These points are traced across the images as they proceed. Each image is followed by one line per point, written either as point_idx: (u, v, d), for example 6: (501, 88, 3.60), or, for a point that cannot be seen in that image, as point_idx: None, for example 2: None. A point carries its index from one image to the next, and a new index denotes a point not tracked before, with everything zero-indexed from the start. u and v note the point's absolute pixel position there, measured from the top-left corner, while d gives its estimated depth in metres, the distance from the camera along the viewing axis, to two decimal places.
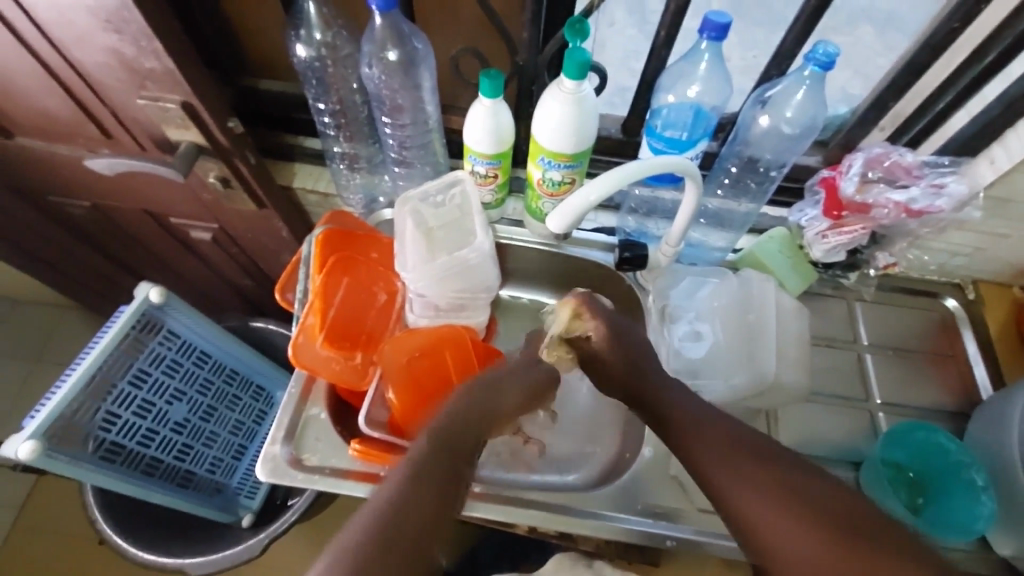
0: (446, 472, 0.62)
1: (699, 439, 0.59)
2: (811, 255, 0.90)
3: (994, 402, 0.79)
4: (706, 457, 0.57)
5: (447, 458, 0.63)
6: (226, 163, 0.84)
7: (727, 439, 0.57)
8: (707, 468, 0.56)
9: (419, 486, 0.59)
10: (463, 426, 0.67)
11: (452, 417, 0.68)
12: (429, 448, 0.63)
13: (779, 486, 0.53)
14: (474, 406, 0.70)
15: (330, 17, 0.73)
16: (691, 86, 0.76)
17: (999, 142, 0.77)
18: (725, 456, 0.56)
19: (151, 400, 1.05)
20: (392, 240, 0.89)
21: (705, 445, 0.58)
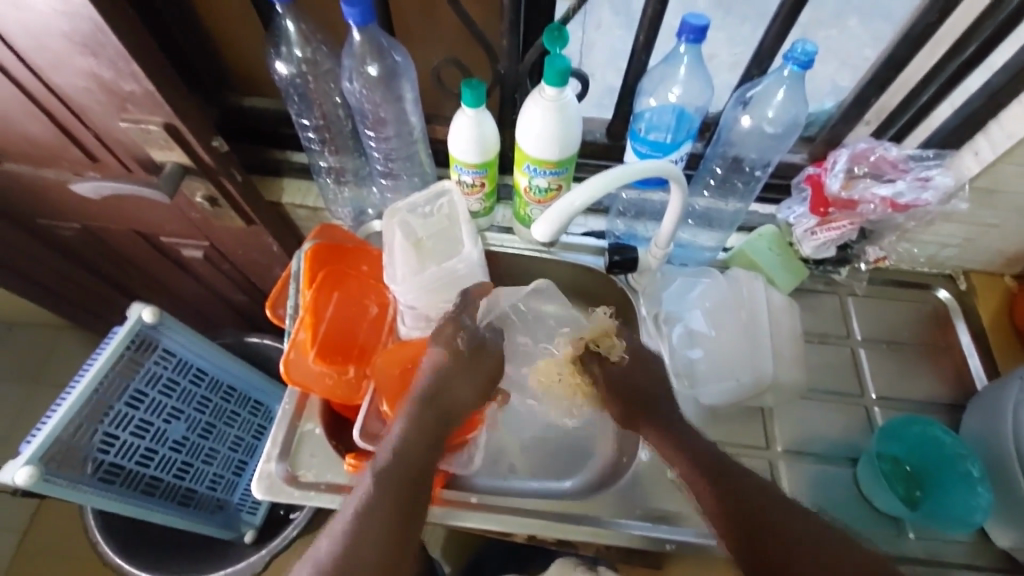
0: (390, 529, 0.59)
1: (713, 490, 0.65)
2: (801, 252, 0.91)
3: (989, 392, 0.79)
4: (714, 508, 0.64)
5: (391, 515, 0.60)
6: (213, 182, 0.84)
7: (740, 495, 0.64)
8: (716, 514, 0.64)
9: (358, 552, 0.57)
10: (422, 440, 0.67)
11: (411, 427, 0.67)
12: (396, 473, 0.63)
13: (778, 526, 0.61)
14: (426, 425, 0.68)
15: (308, 32, 0.73)
16: (672, 89, 0.76)
17: (983, 133, 0.76)
18: (734, 509, 0.63)
19: (148, 420, 1.05)
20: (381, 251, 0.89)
21: (721, 497, 0.64)
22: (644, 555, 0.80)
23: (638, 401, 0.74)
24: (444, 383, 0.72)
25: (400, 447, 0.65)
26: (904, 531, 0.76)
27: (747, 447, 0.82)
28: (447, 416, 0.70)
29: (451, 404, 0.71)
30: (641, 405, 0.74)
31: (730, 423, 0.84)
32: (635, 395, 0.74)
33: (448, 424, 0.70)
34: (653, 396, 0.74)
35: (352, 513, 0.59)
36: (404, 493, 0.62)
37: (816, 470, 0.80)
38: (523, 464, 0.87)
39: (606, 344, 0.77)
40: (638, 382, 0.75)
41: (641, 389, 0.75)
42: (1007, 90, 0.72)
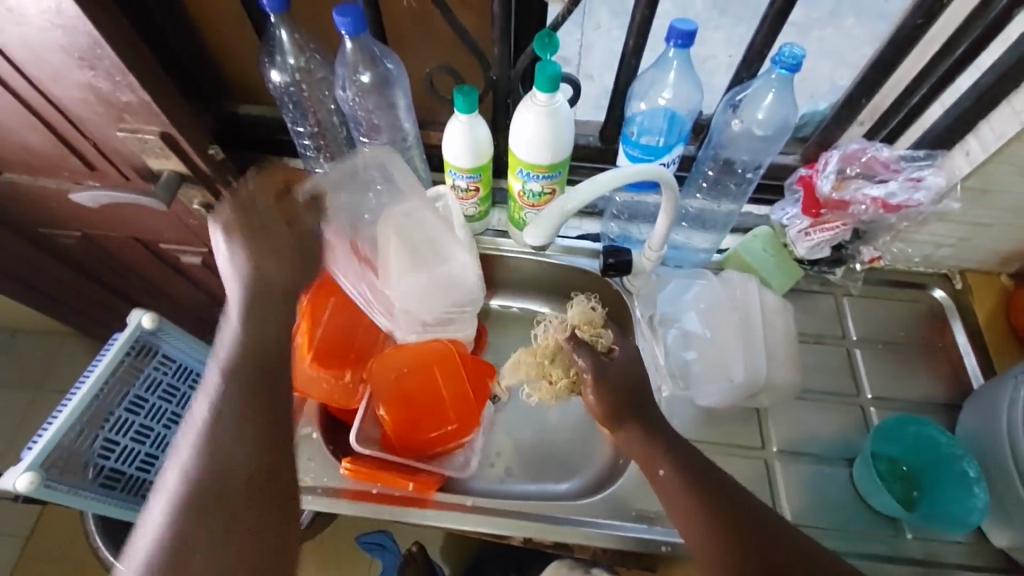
0: (241, 433, 0.57)
1: (682, 490, 0.64)
2: (795, 253, 0.91)
3: (984, 390, 0.79)
4: (690, 522, 0.63)
5: (245, 418, 0.57)
6: (209, 189, 0.85)
7: (717, 497, 0.63)
8: (682, 512, 0.63)
9: (212, 477, 0.54)
10: (261, 325, 0.63)
11: (243, 320, 0.63)
12: (235, 368, 0.60)
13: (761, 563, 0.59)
14: (261, 314, 0.64)
15: (302, 42, 0.74)
16: (662, 93, 0.77)
17: (974, 134, 0.76)
18: (706, 511, 0.62)
19: (148, 426, 1.06)
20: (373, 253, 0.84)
21: (692, 499, 0.63)
22: (639, 557, 0.80)
23: (623, 406, 0.70)
24: (270, 269, 0.67)
25: (233, 355, 0.61)
26: (900, 532, 0.76)
27: (741, 448, 0.82)
28: (277, 298, 0.66)
29: (272, 287, 0.66)
30: (626, 411, 0.70)
31: (725, 424, 0.84)
32: (620, 400, 0.71)
33: (280, 311, 0.66)
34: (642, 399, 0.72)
35: (200, 435, 0.56)
36: (243, 393, 0.59)
37: (812, 470, 0.81)
38: (520, 468, 0.87)
39: (592, 332, 0.78)
40: (630, 386, 0.72)
41: (631, 391, 0.72)
42: (996, 90, 0.72)
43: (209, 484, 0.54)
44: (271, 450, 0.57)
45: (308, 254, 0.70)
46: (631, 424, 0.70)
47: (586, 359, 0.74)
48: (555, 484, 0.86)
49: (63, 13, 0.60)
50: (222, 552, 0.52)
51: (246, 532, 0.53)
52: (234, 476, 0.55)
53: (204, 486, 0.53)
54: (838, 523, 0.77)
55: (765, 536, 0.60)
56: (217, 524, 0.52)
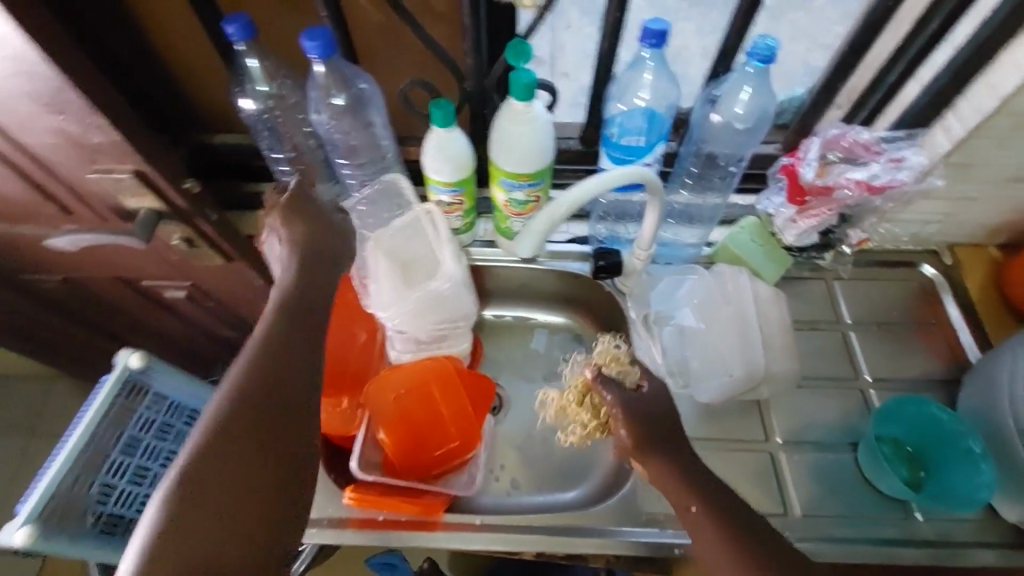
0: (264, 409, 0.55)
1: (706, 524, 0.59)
2: (784, 241, 0.90)
3: (980, 364, 0.79)
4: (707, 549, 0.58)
5: (276, 358, 0.58)
6: (189, 224, 0.83)
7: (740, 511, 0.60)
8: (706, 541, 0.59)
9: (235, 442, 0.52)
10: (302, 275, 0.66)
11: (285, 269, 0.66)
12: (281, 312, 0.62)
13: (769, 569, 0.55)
14: (303, 267, 0.67)
15: (272, 68, 0.73)
16: (639, 93, 0.76)
17: (952, 110, 0.76)
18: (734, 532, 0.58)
19: (144, 466, 1.05)
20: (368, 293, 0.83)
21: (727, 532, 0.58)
22: (653, 561, 0.79)
23: (651, 435, 0.67)
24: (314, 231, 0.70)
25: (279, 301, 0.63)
26: (910, 513, 0.76)
27: (745, 441, 0.82)
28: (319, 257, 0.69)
29: (316, 248, 0.69)
30: (655, 441, 0.66)
31: (729, 418, 0.83)
32: (647, 429, 0.68)
33: (314, 298, 0.66)
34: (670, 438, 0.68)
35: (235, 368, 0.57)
36: (269, 373, 0.57)
37: (817, 458, 0.80)
38: (526, 479, 0.86)
39: (619, 368, 0.78)
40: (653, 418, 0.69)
41: (657, 421, 0.69)
42: (972, 65, 0.72)
43: (229, 426, 0.52)
44: (295, 417, 0.56)
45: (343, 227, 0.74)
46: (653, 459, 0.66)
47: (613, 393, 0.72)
48: (563, 493, 0.85)
49: (23, 59, 0.58)
50: (231, 479, 0.51)
51: (245, 510, 0.50)
52: (257, 409, 0.54)
53: (229, 409, 0.53)
54: (846, 509, 0.77)
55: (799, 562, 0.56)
56: (230, 449, 0.51)
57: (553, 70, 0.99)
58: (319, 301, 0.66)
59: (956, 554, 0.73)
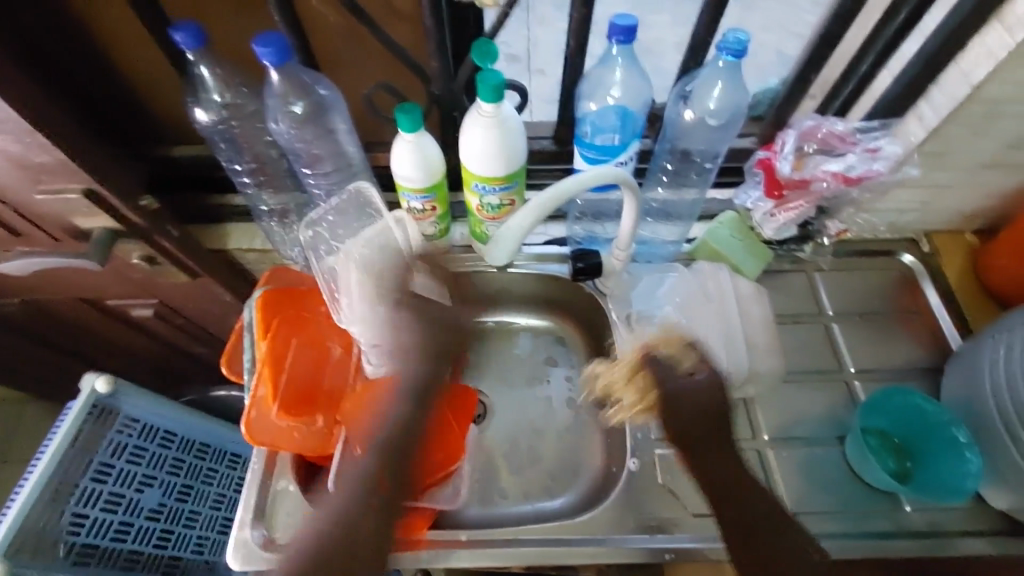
0: (366, 508, 0.57)
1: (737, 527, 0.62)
2: (762, 235, 0.90)
3: (965, 351, 0.78)
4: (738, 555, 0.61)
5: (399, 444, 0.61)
6: (148, 242, 0.79)
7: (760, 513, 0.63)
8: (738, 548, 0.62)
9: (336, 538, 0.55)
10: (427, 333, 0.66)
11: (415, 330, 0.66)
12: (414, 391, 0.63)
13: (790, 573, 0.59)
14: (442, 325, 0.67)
15: (226, 76, 0.69)
16: (610, 91, 0.74)
17: (925, 99, 0.75)
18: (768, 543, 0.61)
19: (118, 492, 0.99)
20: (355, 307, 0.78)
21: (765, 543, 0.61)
22: (645, 566, 0.78)
23: (698, 432, 0.69)
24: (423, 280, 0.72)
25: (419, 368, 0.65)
26: (898, 504, 0.76)
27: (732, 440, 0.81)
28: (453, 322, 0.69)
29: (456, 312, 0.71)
30: (700, 438, 0.68)
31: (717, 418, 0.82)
32: (695, 426, 0.69)
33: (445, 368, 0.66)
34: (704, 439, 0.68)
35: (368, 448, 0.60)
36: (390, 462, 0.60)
37: (804, 454, 0.80)
38: (513, 488, 0.84)
39: (674, 351, 0.75)
40: (684, 403, 0.70)
41: (707, 417, 0.70)
42: (943, 53, 0.71)
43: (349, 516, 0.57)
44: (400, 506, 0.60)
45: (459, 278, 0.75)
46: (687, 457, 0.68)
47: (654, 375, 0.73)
48: (550, 501, 0.84)
49: None
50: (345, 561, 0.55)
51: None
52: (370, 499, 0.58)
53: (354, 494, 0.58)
54: (835, 504, 0.76)
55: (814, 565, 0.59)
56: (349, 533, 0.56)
57: (528, 65, 0.97)
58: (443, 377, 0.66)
59: (946, 545, 0.73)
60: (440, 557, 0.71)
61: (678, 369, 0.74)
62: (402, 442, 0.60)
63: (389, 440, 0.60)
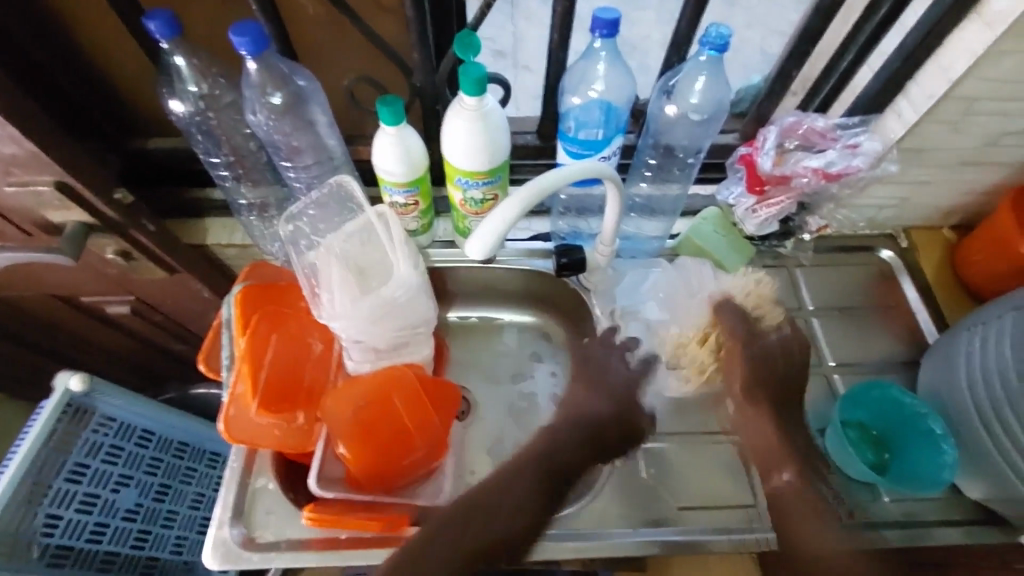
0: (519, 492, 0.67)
1: (793, 497, 0.69)
2: (745, 231, 0.91)
3: (939, 345, 0.80)
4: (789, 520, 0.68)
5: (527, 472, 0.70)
6: (123, 236, 0.77)
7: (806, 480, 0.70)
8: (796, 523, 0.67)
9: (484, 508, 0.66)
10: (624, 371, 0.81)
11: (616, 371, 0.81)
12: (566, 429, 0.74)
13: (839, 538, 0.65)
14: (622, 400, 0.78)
15: (202, 66, 0.68)
16: (593, 85, 0.74)
17: (903, 95, 0.76)
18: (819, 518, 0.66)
19: (94, 493, 0.97)
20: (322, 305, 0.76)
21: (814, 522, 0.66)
22: (629, 560, 0.79)
23: (777, 390, 0.76)
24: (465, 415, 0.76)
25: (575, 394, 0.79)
26: (877, 495, 0.77)
27: (717, 434, 0.81)
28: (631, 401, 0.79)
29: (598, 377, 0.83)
30: (780, 395, 0.76)
31: (701, 412, 0.83)
32: (773, 385, 0.76)
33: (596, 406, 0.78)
34: (788, 398, 0.77)
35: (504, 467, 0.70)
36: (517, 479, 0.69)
37: None
38: None
39: (761, 306, 0.80)
40: (772, 360, 0.77)
41: (776, 380, 0.77)
42: (923, 50, 0.72)
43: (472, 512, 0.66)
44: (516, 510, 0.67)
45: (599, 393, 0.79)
46: (771, 423, 0.74)
47: (735, 326, 0.79)
48: None
49: None
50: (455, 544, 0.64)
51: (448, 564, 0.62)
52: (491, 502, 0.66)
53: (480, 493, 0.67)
54: None
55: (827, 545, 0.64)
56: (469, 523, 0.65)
57: (515, 62, 1.01)
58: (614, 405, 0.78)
59: (922, 535, 0.74)
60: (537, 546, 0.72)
61: (761, 325, 0.80)
62: (562, 439, 0.73)
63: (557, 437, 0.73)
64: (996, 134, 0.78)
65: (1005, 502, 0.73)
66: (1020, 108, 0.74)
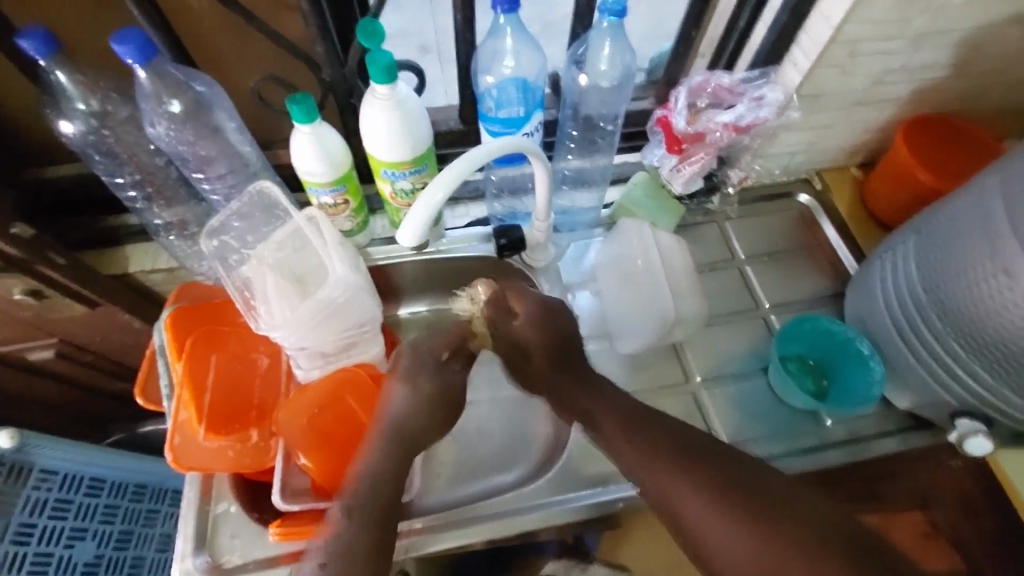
0: (387, 498, 0.62)
1: (694, 508, 0.57)
2: (673, 191, 0.93)
3: (860, 275, 0.85)
4: (725, 527, 0.55)
5: (396, 443, 0.66)
6: (30, 274, 0.73)
7: (671, 445, 0.62)
8: (670, 485, 0.59)
9: (375, 526, 0.60)
10: (408, 406, 0.68)
11: (436, 377, 0.70)
12: (423, 411, 0.68)
13: (771, 528, 0.53)
14: (437, 397, 0.69)
15: (89, 83, 0.64)
16: (504, 61, 0.74)
17: (796, 45, 0.81)
18: (699, 488, 0.57)
19: (46, 552, 0.92)
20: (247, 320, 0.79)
21: (728, 534, 0.55)
22: (602, 521, 0.81)
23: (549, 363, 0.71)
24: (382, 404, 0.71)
25: (415, 408, 0.68)
26: (820, 421, 0.83)
27: (670, 387, 0.85)
28: (419, 433, 0.68)
29: (417, 427, 0.67)
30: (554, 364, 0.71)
31: (653, 369, 0.86)
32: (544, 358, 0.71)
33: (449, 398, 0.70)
34: (566, 357, 0.72)
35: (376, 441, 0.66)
36: (404, 436, 0.66)
37: (732, 389, 0.85)
38: (466, 470, 0.85)
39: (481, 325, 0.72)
40: (542, 327, 0.71)
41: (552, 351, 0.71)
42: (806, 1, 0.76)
43: (377, 478, 0.63)
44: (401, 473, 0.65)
45: (446, 403, 0.70)
46: (640, 445, 0.63)
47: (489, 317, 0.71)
48: (504, 476, 0.85)
49: None
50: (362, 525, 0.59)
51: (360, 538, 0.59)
52: (388, 476, 0.64)
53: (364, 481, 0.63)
54: (766, 429, 0.82)
55: (778, 501, 0.55)
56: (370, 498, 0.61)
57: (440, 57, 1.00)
58: (439, 419, 0.69)
59: (865, 448, 0.81)
60: (416, 545, 0.73)
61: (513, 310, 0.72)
62: (411, 429, 0.67)
63: (413, 430, 0.67)
64: (882, 73, 0.84)
65: (929, 407, 0.80)
66: (898, 48, 0.80)
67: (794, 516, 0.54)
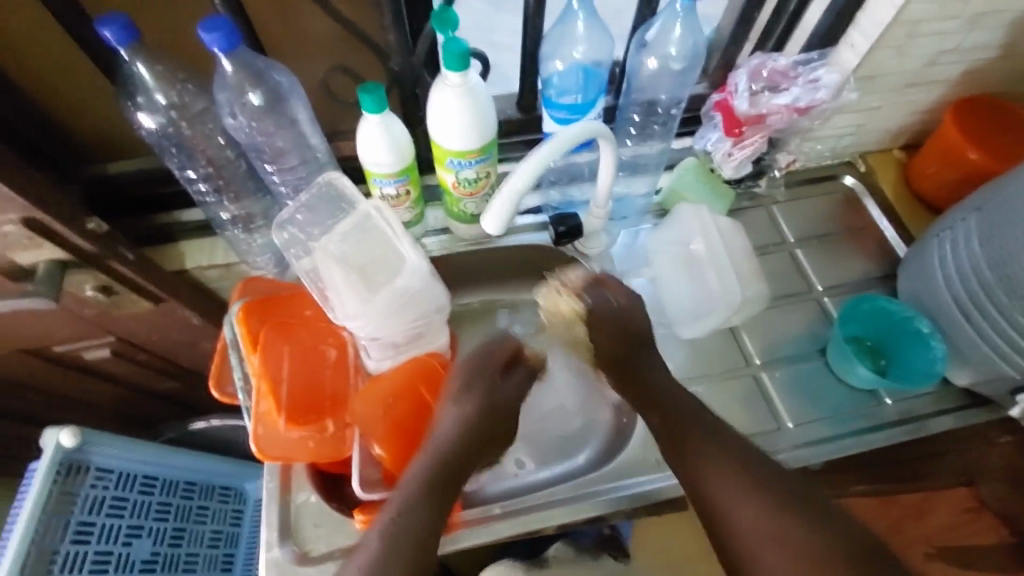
0: (436, 503, 0.63)
1: (744, 514, 0.59)
2: (723, 175, 0.95)
3: (912, 256, 0.87)
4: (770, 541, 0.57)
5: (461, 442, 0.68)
6: (101, 270, 0.73)
7: (721, 452, 0.63)
8: (722, 493, 0.61)
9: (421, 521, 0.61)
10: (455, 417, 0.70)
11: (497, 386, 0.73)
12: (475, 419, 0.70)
13: (815, 546, 0.56)
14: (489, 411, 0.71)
15: (167, 73, 0.65)
16: (575, 47, 0.75)
17: (854, 26, 0.81)
18: (754, 495, 0.59)
19: (106, 551, 0.91)
20: (317, 312, 0.79)
21: (774, 548, 0.57)
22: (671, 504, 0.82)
23: (621, 349, 0.73)
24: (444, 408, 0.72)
25: (470, 413, 0.70)
26: (880, 399, 0.84)
27: (730, 369, 0.86)
28: (483, 437, 0.70)
29: (478, 431, 0.70)
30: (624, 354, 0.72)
31: (714, 352, 0.87)
32: (617, 345, 0.73)
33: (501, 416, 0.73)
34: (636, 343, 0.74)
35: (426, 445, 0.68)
36: (474, 436, 0.69)
37: (793, 371, 0.86)
38: (531, 456, 0.85)
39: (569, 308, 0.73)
40: (607, 325, 0.72)
41: (626, 337, 0.73)
42: None
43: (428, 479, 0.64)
44: (452, 478, 0.66)
45: (501, 416, 0.72)
46: (695, 446, 0.64)
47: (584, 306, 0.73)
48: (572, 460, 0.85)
49: None
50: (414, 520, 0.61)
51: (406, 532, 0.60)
52: (436, 476, 0.65)
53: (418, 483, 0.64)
54: (828, 410, 0.83)
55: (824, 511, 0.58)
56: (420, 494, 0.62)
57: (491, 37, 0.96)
58: (497, 430, 0.72)
59: (923, 426, 0.82)
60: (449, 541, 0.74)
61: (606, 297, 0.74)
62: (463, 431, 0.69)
63: (475, 429, 0.70)
64: (936, 54, 0.84)
65: (990, 382, 0.81)
66: (954, 28, 0.80)
67: (833, 533, 0.57)
